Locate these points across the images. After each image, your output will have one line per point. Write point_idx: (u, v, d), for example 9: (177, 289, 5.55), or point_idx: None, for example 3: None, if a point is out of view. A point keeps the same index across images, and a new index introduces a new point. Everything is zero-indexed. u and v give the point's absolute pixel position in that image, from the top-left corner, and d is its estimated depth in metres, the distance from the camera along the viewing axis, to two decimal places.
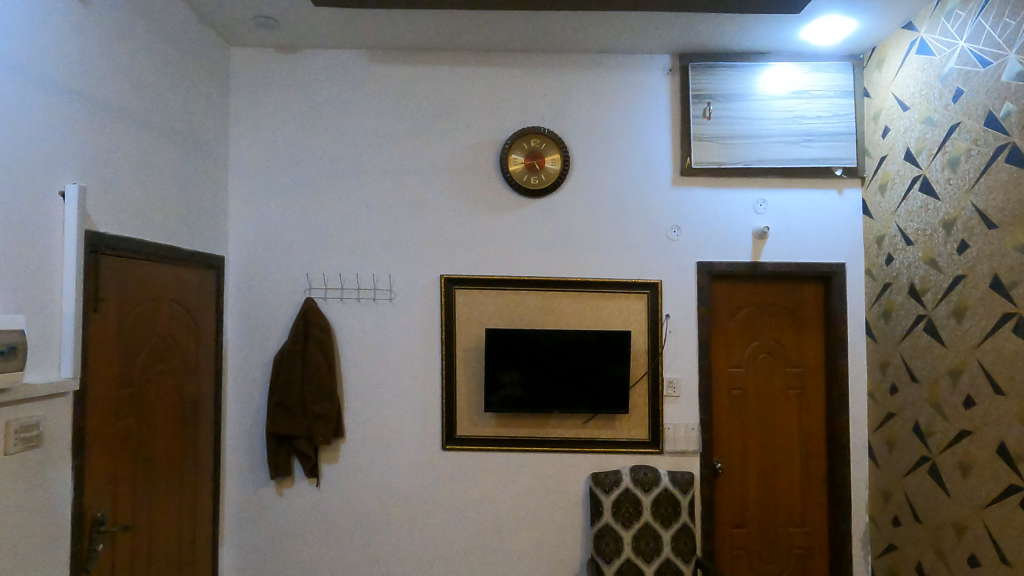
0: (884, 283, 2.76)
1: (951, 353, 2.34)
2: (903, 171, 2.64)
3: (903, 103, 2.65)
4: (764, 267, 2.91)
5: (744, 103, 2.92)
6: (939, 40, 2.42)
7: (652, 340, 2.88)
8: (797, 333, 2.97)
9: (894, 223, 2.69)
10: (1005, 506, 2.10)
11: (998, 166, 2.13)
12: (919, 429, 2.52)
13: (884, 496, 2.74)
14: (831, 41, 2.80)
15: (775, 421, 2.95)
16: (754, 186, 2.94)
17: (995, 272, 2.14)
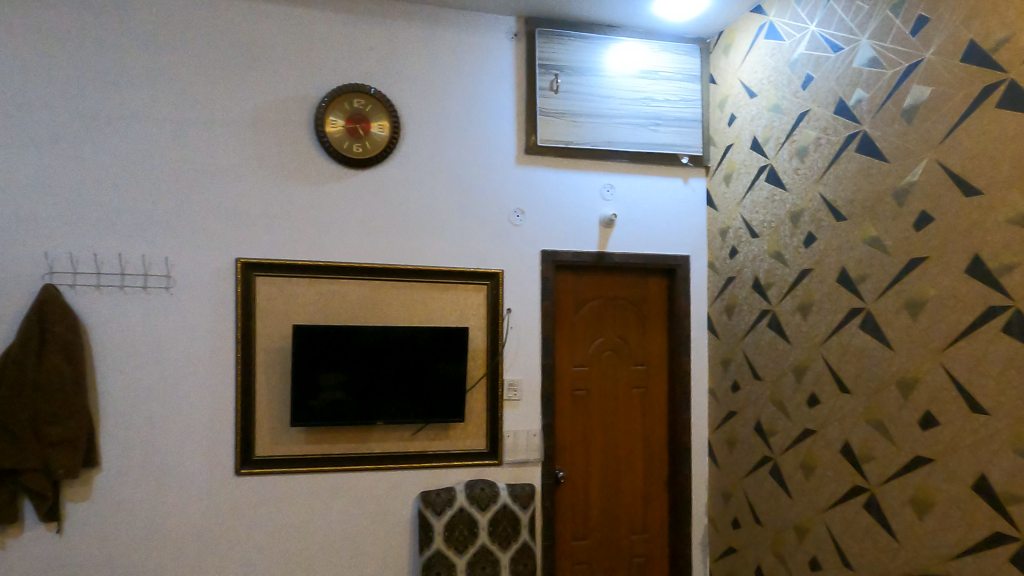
0: (728, 277, 2.65)
1: (795, 349, 2.25)
2: (748, 160, 2.55)
3: (750, 89, 2.54)
4: (611, 258, 2.69)
5: (592, 78, 2.68)
6: (788, 24, 2.33)
7: (491, 337, 2.55)
8: (641, 329, 2.79)
9: (738, 215, 2.59)
10: (848, 508, 2.00)
11: (848, 155, 2.04)
12: (761, 428, 2.42)
13: (724, 497, 2.64)
14: (682, 19, 2.64)
15: (619, 423, 2.75)
16: (601, 170, 2.71)
17: (842, 265, 2.05)
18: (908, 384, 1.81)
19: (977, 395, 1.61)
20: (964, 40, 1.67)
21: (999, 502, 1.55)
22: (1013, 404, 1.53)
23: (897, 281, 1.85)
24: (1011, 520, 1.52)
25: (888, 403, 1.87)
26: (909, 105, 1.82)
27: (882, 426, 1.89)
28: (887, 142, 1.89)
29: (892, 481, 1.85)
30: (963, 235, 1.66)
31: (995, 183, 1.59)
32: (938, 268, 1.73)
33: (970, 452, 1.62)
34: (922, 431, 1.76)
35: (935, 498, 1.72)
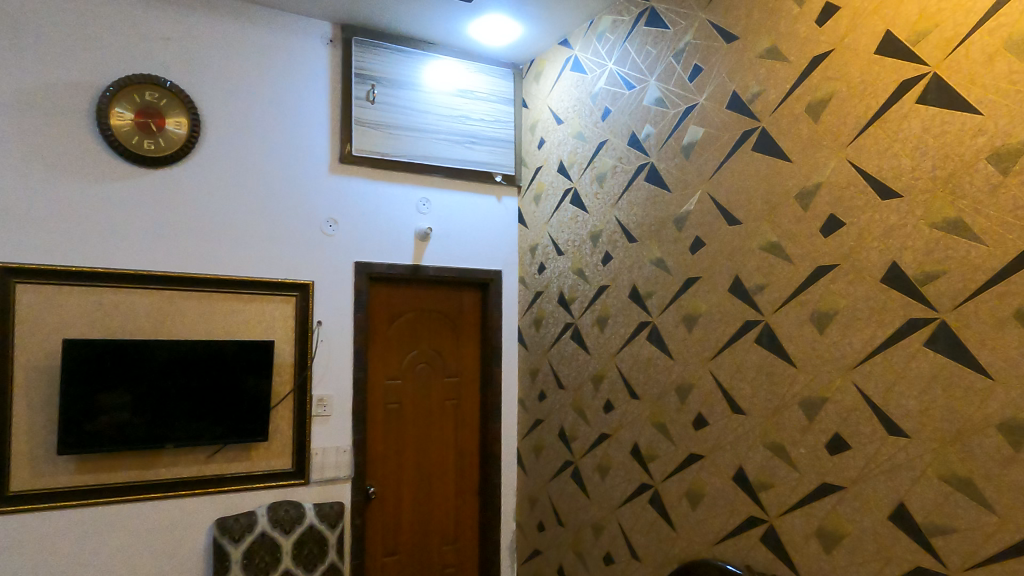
0: (536, 291, 2.79)
1: (594, 360, 2.43)
2: (555, 183, 2.71)
3: (558, 116, 2.71)
4: (426, 271, 2.71)
5: (408, 92, 2.69)
6: (590, 60, 2.53)
7: (299, 350, 2.44)
8: (454, 341, 2.84)
9: (546, 233, 2.75)
10: (636, 504, 2.19)
11: (639, 183, 2.25)
12: (563, 435, 2.56)
13: (530, 502, 2.75)
14: (496, 44, 2.76)
15: (432, 435, 2.77)
16: (417, 183, 2.73)
17: (633, 283, 2.25)
18: (685, 389, 2.03)
19: (737, 397, 1.85)
20: (729, 90, 1.93)
21: (752, 490, 1.79)
22: (763, 404, 1.78)
23: (677, 297, 2.08)
24: (761, 504, 1.76)
25: (669, 407, 2.08)
26: (687, 143, 2.06)
27: (664, 428, 2.10)
28: (670, 173, 2.12)
29: (671, 477, 2.05)
30: (727, 258, 1.91)
31: (751, 214, 1.84)
32: (708, 287, 1.97)
33: (732, 448, 1.86)
34: (695, 431, 1.98)
35: (704, 490, 1.94)
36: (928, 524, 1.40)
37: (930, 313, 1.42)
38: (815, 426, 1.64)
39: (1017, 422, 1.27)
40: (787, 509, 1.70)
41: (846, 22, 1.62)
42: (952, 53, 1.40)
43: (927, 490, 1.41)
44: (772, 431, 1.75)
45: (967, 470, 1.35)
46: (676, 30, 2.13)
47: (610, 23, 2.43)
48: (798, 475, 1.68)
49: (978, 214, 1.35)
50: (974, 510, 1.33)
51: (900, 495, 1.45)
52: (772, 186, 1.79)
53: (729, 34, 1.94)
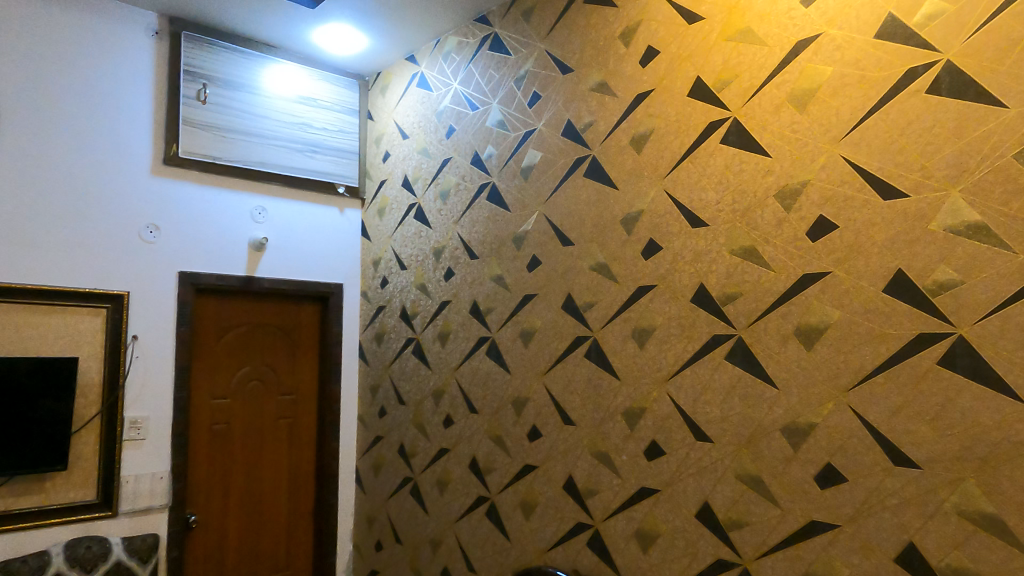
0: (378, 306, 2.75)
1: (434, 375, 2.44)
2: (399, 197, 2.70)
3: (403, 130, 2.71)
4: (260, 282, 2.57)
5: (244, 94, 2.56)
6: (436, 77, 2.56)
7: (109, 368, 2.20)
8: (291, 357, 2.71)
9: (389, 247, 2.72)
10: (474, 517, 2.22)
11: (481, 202, 2.31)
12: (403, 451, 2.54)
13: (368, 521, 2.67)
14: (341, 53, 2.71)
15: (263, 457, 2.61)
16: (253, 190, 2.59)
17: (474, 298, 2.30)
18: (521, 403, 2.10)
19: (567, 409, 1.95)
20: (564, 118, 2.04)
21: (581, 497, 1.89)
22: (591, 415, 1.89)
23: (515, 313, 2.15)
24: (588, 510, 1.86)
25: (506, 420, 2.14)
26: (525, 165, 2.15)
27: (500, 441, 2.15)
28: (510, 194, 2.20)
29: (507, 488, 2.11)
30: (561, 276, 2.01)
31: (582, 235, 1.96)
32: (543, 304, 2.06)
33: (563, 457, 1.95)
34: (530, 443, 2.06)
35: (538, 500, 2.01)
36: (728, 520, 1.56)
37: (730, 330, 1.60)
38: (635, 435, 1.77)
39: (797, 424, 1.46)
40: (611, 513, 1.81)
41: (664, 65, 1.79)
42: (749, 101, 1.60)
43: (726, 489, 1.57)
44: (598, 440, 1.86)
45: (758, 469, 1.52)
46: (517, 57, 2.22)
47: (456, 44, 2.49)
48: (620, 481, 1.79)
49: (768, 243, 1.54)
50: (764, 504, 1.50)
51: (705, 495, 1.61)
52: (600, 210, 1.91)
53: (564, 65, 2.06)
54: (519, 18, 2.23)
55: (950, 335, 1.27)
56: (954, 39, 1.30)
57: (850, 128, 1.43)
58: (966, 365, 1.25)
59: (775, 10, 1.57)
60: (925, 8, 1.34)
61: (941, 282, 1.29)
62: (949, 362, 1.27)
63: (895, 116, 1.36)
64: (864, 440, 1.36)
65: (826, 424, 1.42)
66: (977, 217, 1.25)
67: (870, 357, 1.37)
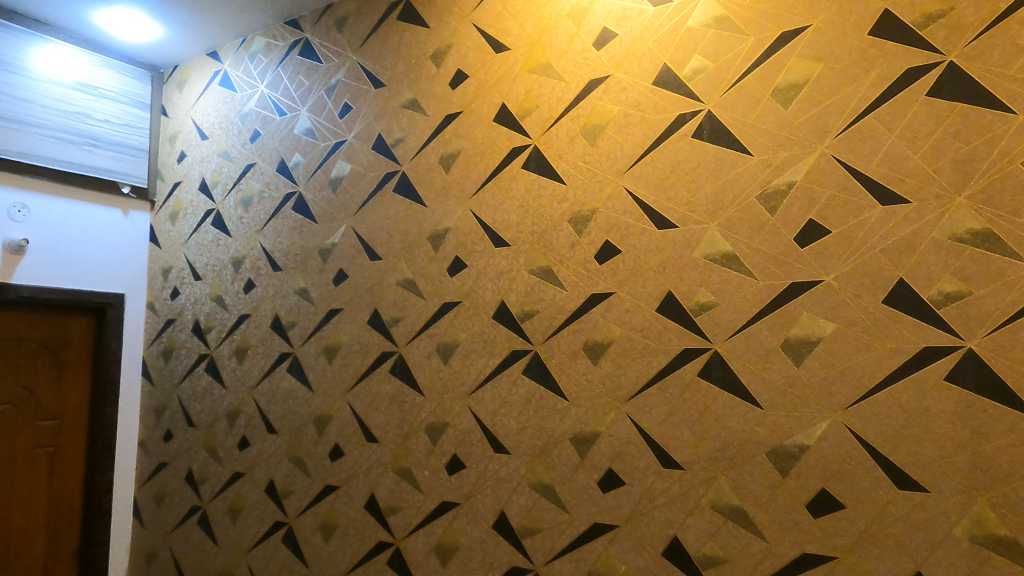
0: (166, 319, 2.51)
1: (229, 394, 2.27)
2: (195, 202, 2.50)
3: (202, 130, 2.52)
4: (17, 290, 2.22)
5: (3, 73, 2.22)
6: (241, 78, 2.42)
7: None
8: (54, 376, 2.37)
9: (181, 256, 2.50)
10: (269, 544, 2.09)
11: (286, 212, 2.21)
12: (190, 478, 2.32)
13: (147, 559, 2.40)
14: (130, 40, 2.46)
15: (13, 494, 2.23)
16: (11, 184, 2.24)
17: (276, 312, 2.19)
18: (324, 421, 2.02)
19: (371, 426, 1.92)
20: (374, 132, 2.03)
21: (382, 515, 1.86)
22: (394, 431, 1.87)
23: (319, 328, 2.08)
24: (390, 528, 1.84)
25: (307, 440, 2.05)
26: (334, 176, 2.10)
27: (300, 462, 2.06)
28: (317, 205, 2.13)
29: (306, 511, 2.02)
30: (367, 291, 1.98)
31: (390, 250, 1.95)
32: (349, 318, 2.01)
33: (365, 476, 1.91)
34: (332, 462, 1.99)
35: (338, 521, 1.95)
36: (522, 528, 1.63)
37: (527, 345, 1.68)
38: (437, 449, 1.79)
39: (584, 433, 1.57)
40: (412, 529, 1.80)
41: (472, 89, 1.85)
42: (548, 131, 1.71)
43: (521, 498, 1.64)
44: (401, 457, 1.85)
45: (549, 478, 1.61)
46: (329, 65, 2.17)
47: (263, 45, 2.37)
48: (422, 496, 1.80)
49: (562, 264, 1.65)
50: (553, 510, 1.59)
51: (501, 506, 1.66)
52: (408, 226, 1.92)
53: (376, 79, 2.05)
54: (332, 26, 2.19)
55: (707, 350, 1.45)
56: (714, 92, 1.49)
57: (632, 162, 1.58)
58: (720, 376, 1.43)
59: (572, 49, 1.70)
60: (692, 63, 1.53)
61: (701, 304, 1.47)
62: (707, 374, 1.44)
63: (668, 155, 1.54)
64: (639, 447, 1.50)
65: (608, 433, 1.54)
66: (729, 248, 1.44)
67: (645, 370, 1.51)
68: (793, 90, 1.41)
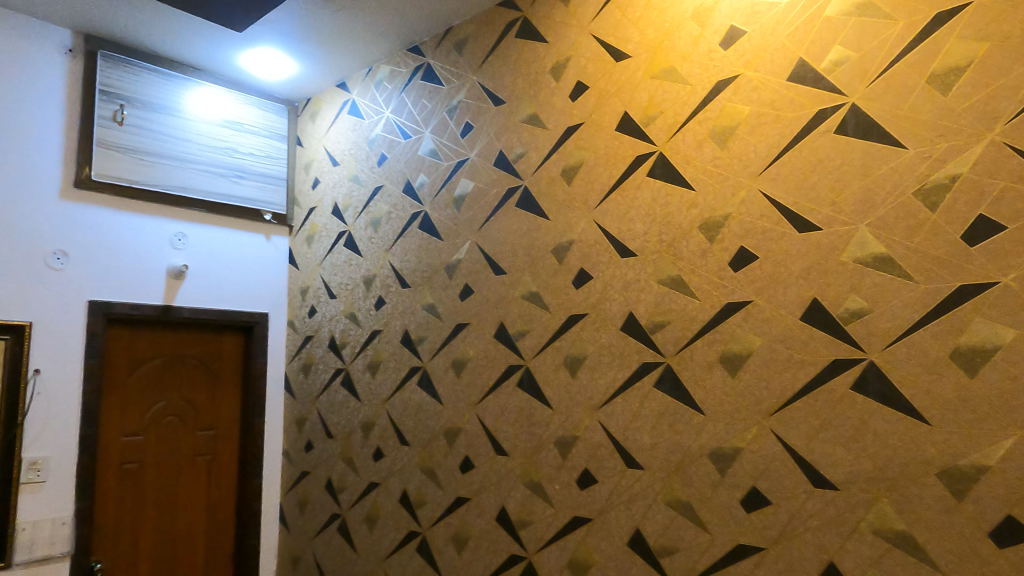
0: (305, 336, 2.67)
1: (364, 407, 2.37)
2: (328, 225, 2.65)
3: (333, 157, 2.67)
4: (179, 312, 2.45)
5: (164, 117, 2.47)
6: (368, 105, 2.55)
7: (7, 404, 2.03)
8: (211, 390, 2.58)
9: (318, 276, 2.65)
10: (404, 553, 2.15)
11: (413, 231, 2.29)
12: (331, 487, 2.45)
13: (293, 562, 2.54)
14: (269, 78, 2.66)
15: (179, 497, 2.44)
16: (172, 216, 2.48)
17: (406, 328, 2.27)
18: (454, 433, 2.07)
19: (500, 439, 1.94)
20: (496, 149, 2.06)
21: (513, 528, 1.87)
22: (524, 444, 1.88)
23: (447, 343, 2.13)
24: (521, 541, 1.84)
25: (438, 451, 2.10)
26: (458, 194, 2.15)
27: (433, 473, 2.11)
28: (442, 222, 2.20)
29: (439, 521, 2.06)
30: (493, 305, 2.01)
31: (514, 264, 1.97)
32: (476, 333, 2.05)
33: (496, 488, 1.93)
34: (463, 474, 2.02)
35: (471, 533, 1.97)
36: (659, 546, 1.57)
37: (659, 358, 1.63)
38: (567, 463, 1.77)
39: (723, 449, 1.50)
40: (544, 544, 1.79)
41: (593, 100, 1.84)
42: (673, 136, 1.66)
43: (657, 516, 1.59)
44: (531, 470, 1.85)
45: (687, 495, 1.55)
46: (450, 87, 2.24)
47: (388, 73, 2.48)
48: (553, 511, 1.79)
49: (694, 273, 1.59)
50: (692, 529, 1.53)
51: (637, 522, 1.62)
52: (532, 240, 1.93)
53: (496, 97, 2.09)
54: (452, 49, 2.26)
55: (862, 360, 1.34)
56: (858, 84, 1.39)
57: (767, 164, 1.50)
58: (877, 389, 1.32)
59: (696, 52, 1.65)
60: (831, 55, 1.44)
61: (851, 310, 1.36)
62: (862, 386, 1.34)
63: (807, 153, 1.45)
64: (786, 464, 1.41)
65: (750, 449, 1.46)
66: (882, 249, 1.34)
67: (790, 383, 1.43)
68: (952, 75, 1.28)
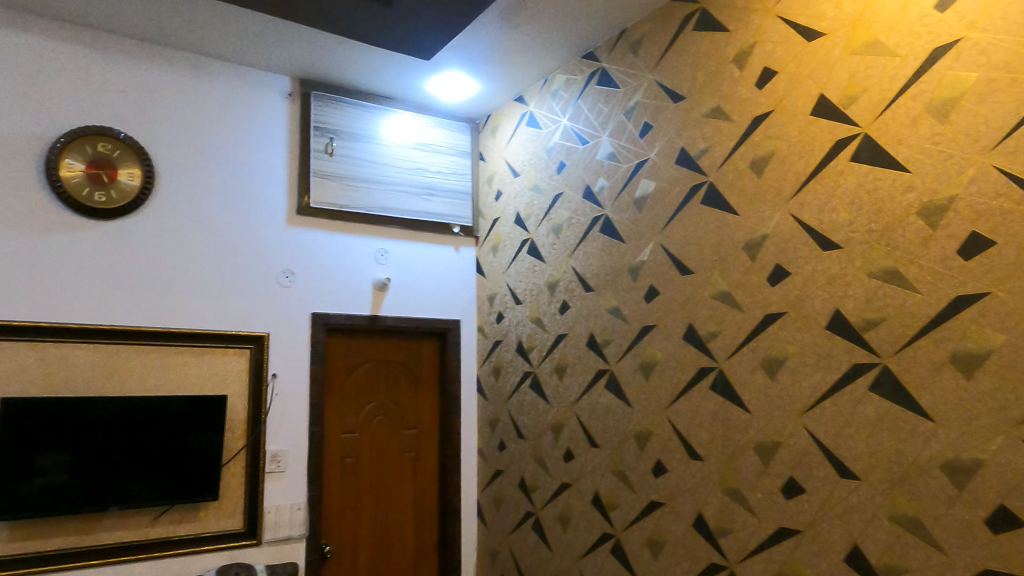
0: (494, 341, 2.80)
1: (553, 409, 2.43)
2: (512, 234, 2.76)
3: (514, 169, 2.78)
4: (384, 321, 2.69)
5: (366, 145, 2.73)
6: (545, 115, 2.62)
7: (253, 403, 2.36)
8: (413, 392, 2.80)
9: (504, 283, 2.77)
10: (599, 554, 2.17)
11: (594, 235, 2.31)
12: (524, 485, 2.54)
13: (491, 556, 2.67)
14: (453, 100, 2.84)
15: (390, 490, 2.67)
16: (376, 234, 2.73)
17: (591, 331, 2.29)
18: (645, 436, 2.05)
19: (694, 443, 1.88)
20: (677, 146, 2.02)
21: (712, 536, 1.81)
22: (720, 450, 1.81)
23: (634, 345, 2.12)
24: (722, 550, 1.78)
25: (629, 454, 2.10)
26: (639, 195, 2.14)
27: (624, 475, 2.11)
28: (623, 225, 2.19)
29: (633, 524, 2.05)
30: (681, 306, 1.96)
31: (702, 263, 1.91)
32: (664, 335, 2.01)
33: (691, 494, 1.88)
34: (655, 478, 2.00)
35: (667, 538, 1.94)
36: (882, 565, 1.44)
37: (873, 358, 1.49)
38: (770, 471, 1.68)
39: (959, 461, 1.34)
40: (747, 555, 1.71)
41: (783, 85, 1.74)
42: (881, 115, 1.52)
43: (879, 532, 1.45)
44: (729, 476, 1.78)
45: (915, 511, 1.40)
46: (626, 89, 2.23)
47: (563, 81, 2.54)
48: (757, 520, 1.70)
49: (913, 264, 1.44)
50: (923, 549, 1.38)
51: (854, 538, 1.49)
52: (720, 237, 1.86)
53: (675, 94, 2.05)
54: (627, 51, 2.25)
55: None
56: None
57: (1002, 135, 1.32)
58: None
59: (905, 19, 1.49)
60: None
61: None
62: None
63: None
64: None
65: (995, 462, 1.29)
66: None
67: None
68: None
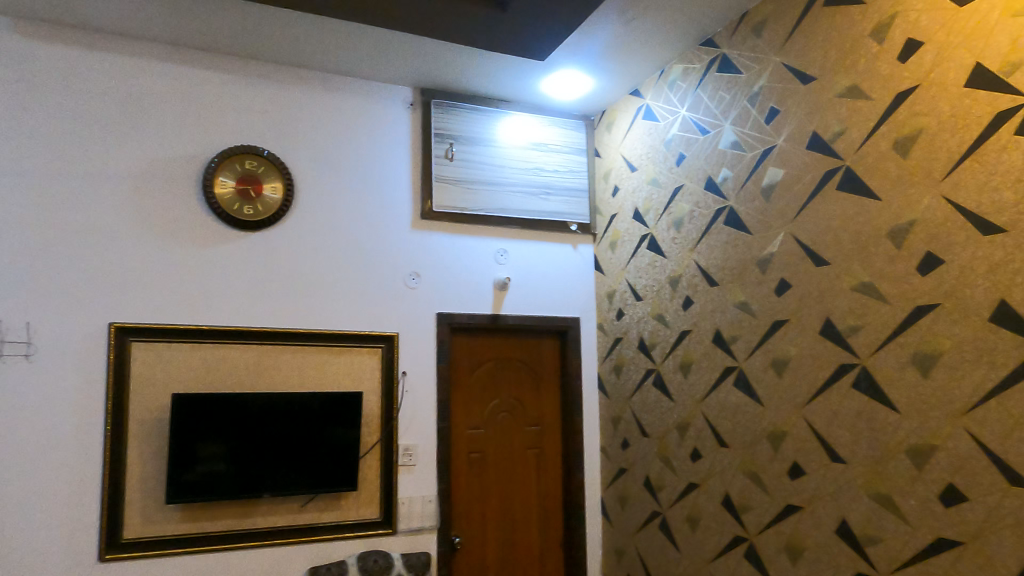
0: (615, 338, 2.77)
1: (678, 407, 2.38)
2: (631, 229, 2.72)
3: (631, 164, 2.74)
4: (506, 319, 2.74)
5: (483, 148, 2.80)
6: (663, 107, 2.56)
7: (386, 399, 2.48)
8: (535, 389, 2.83)
9: (623, 280, 2.74)
10: (731, 557, 2.10)
11: (718, 227, 2.24)
12: (649, 484, 2.50)
13: (617, 555, 2.66)
14: (568, 98, 2.84)
15: (515, 485, 2.73)
16: (495, 235, 2.79)
17: (717, 327, 2.22)
18: (779, 436, 1.95)
19: (835, 445, 1.78)
20: (808, 130, 1.91)
21: (858, 544, 1.70)
22: (865, 452, 1.69)
23: (765, 341, 2.02)
24: (870, 559, 1.66)
25: (762, 455, 2.01)
26: (767, 184, 2.04)
27: (757, 477, 2.02)
28: (750, 216, 2.10)
29: (768, 528, 1.97)
30: (816, 300, 1.86)
31: (840, 254, 1.80)
32: (798, 329, 1.91)
33: (833, 498, 1.77)
34: (792, 480, 1.90)
35: (806, 544, 1.84)
36: None
37: None
38: (924, 476, 1.55)
39: None
40: (900, 565, 1.59)
41: (931, 57, 1.60)
42: None
43: None
44: (877, 481, 1.66)
45: None
46: (750, 74, 2.14)
47: (681, 71, 2.47)
48: (910, 529, 1.58)
49: None
50: None
51: None
52: (860, 225, 1.74)
53: (804, 75, 1.94)
54: (750, 34, 2.16)
55: None
56: None
57: None
58: None
59: None
60: None
61: None
62: None
63: None
64: None
65: None
66: None
67: None
68: None
